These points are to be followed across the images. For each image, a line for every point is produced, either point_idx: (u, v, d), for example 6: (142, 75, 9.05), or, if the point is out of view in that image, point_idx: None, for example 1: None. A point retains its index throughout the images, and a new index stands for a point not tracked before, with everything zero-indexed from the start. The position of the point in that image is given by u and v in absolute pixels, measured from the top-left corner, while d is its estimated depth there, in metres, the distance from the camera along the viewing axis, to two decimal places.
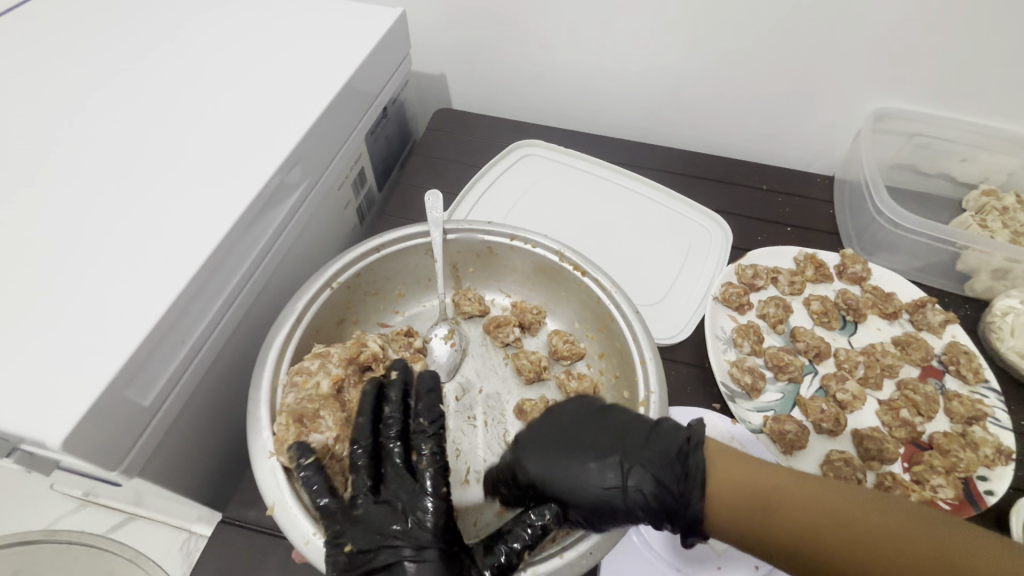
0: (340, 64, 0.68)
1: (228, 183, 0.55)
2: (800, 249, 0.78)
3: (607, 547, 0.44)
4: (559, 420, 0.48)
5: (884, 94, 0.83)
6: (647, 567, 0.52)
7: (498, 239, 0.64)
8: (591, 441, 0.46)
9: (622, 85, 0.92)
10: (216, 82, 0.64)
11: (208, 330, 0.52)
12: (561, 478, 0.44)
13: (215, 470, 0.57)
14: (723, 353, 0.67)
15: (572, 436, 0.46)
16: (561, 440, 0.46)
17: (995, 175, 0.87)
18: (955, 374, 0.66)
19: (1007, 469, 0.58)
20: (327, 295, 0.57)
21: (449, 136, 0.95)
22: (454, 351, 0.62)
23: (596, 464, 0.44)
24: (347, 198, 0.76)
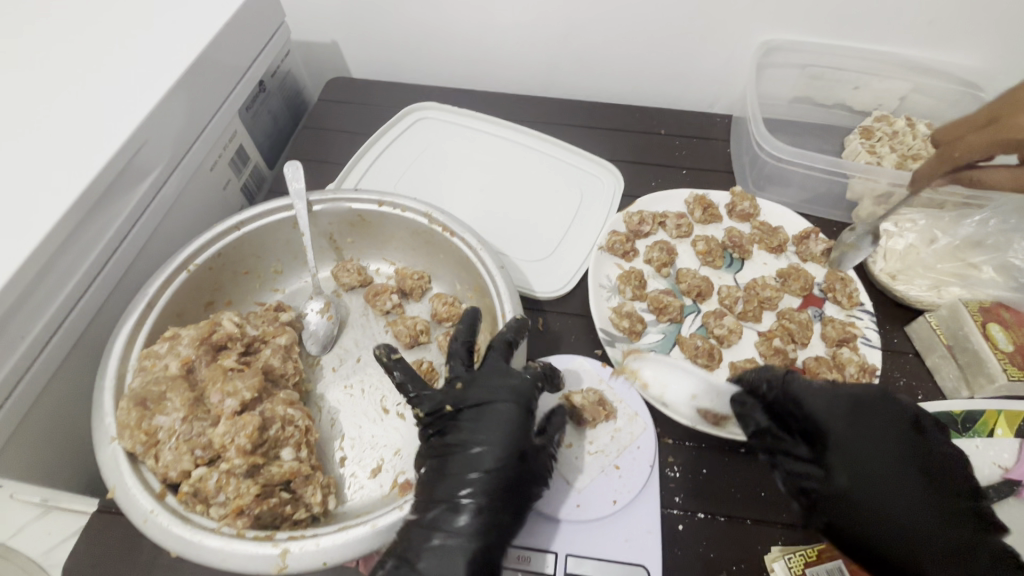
0: (192, 34, 0.64)
1: (61, 169, 0.52)
2: (691, 190, 0.77)
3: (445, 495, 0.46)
4: (880, 462, 0.45)
5: (773, 25, 0.81)
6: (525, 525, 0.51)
7: (366, 205, 0.64)
8: (877, 460, 0.45)
9: (513, 40, 0.90)
10: (49, 61, 0.60)
11: (52, 324, 0.51)
12: (862, 465, 0.45)
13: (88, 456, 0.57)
14: (606, 301, 0.67)
15: (873, 458, 0.45)
16: (870, 463, 0.45)
17: (888, 101, 0.86)
18: (834, 301, 0.68)
19: (870, 385, 0.60)
20: (183, 278, 0.57)
21: (345, 106, 0.93)
22: (331, 323, 0.62)
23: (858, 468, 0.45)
24: (225, 177, 0.74)
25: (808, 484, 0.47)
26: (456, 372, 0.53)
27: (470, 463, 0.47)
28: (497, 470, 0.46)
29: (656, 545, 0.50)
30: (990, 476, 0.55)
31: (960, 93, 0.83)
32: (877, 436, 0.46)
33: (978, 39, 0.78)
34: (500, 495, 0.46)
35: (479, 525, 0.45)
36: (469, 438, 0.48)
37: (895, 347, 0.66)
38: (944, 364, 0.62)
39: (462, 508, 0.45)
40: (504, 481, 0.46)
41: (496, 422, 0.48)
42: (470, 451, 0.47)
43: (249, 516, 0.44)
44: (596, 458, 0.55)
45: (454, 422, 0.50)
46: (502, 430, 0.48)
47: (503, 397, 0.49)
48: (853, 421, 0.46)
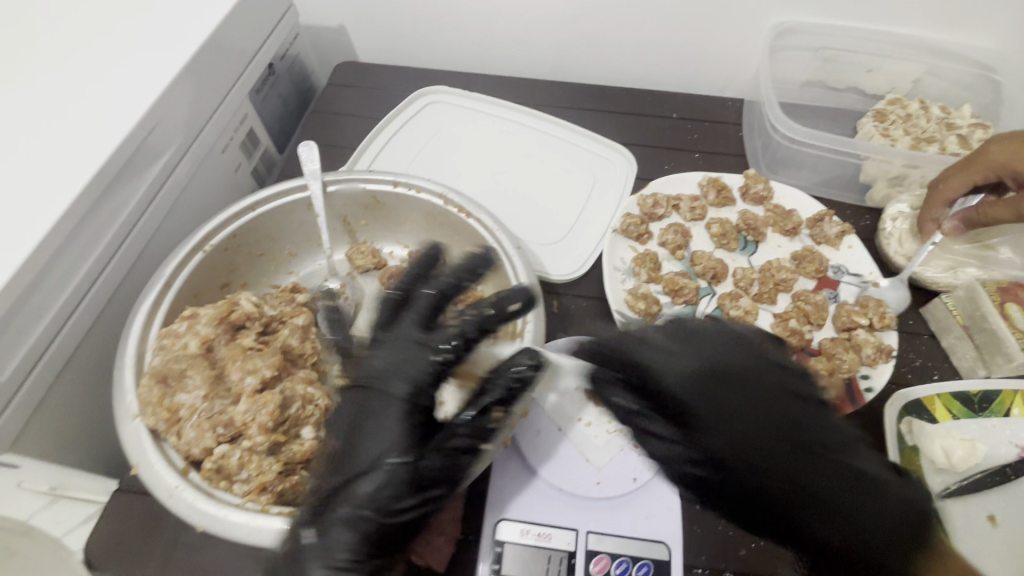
0: (201, 16, 0.63)
1: (76, 149, 0.52)
2: (704, 173, 0.77)
3: (470, 473, 0.46)
4: (766, 423, 0.42)
5: (786, 6, 0.80)
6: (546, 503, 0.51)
7: (381, 186, 0.64)
8: (755, 421, 0.42)
9: (523, 23, 0.89)
10: (57, 41, 0.59)
11: (70, 303, 0.51)
12: (726, 431, 0.42)
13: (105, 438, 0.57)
14: (621, 283, 0.67)
15: (745, 420, 0.42)
16: (755, 428, 0.42)
17: (901, 84, 0.86)
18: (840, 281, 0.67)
19: (887, 366, 0.60)
20: (199, 259, 0.57)
21: (353, 91, 0.92)
22: (347, 304, 0.63)
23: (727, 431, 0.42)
24: (236, 160, 0.74)
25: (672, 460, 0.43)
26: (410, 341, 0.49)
27: (372, 448, 0.45)
28: (382, 459, 0.44)
29: (677, 522, 0.50)
30: (1007, 455, 0.55)
31: (974, 75, 0.82)
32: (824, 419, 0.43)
33: (993, 20, 0.78)
34: (394, 482, 0.43)
35: (370, 517, 0.42)
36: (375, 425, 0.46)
37: (911, 328, 0.65)
38: (960, 345, 0.62)
39: (365, 478, 0.43)
40: (396, 474, 0.44)
41: (382, 410, 0.46)
42: (357, 444, 0.45)
43: (273, 492, 0.45)
44: (616, 437, 0.54)
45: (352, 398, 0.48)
46: (393, 417, 0.46)
47: (392, 384, 0.47)
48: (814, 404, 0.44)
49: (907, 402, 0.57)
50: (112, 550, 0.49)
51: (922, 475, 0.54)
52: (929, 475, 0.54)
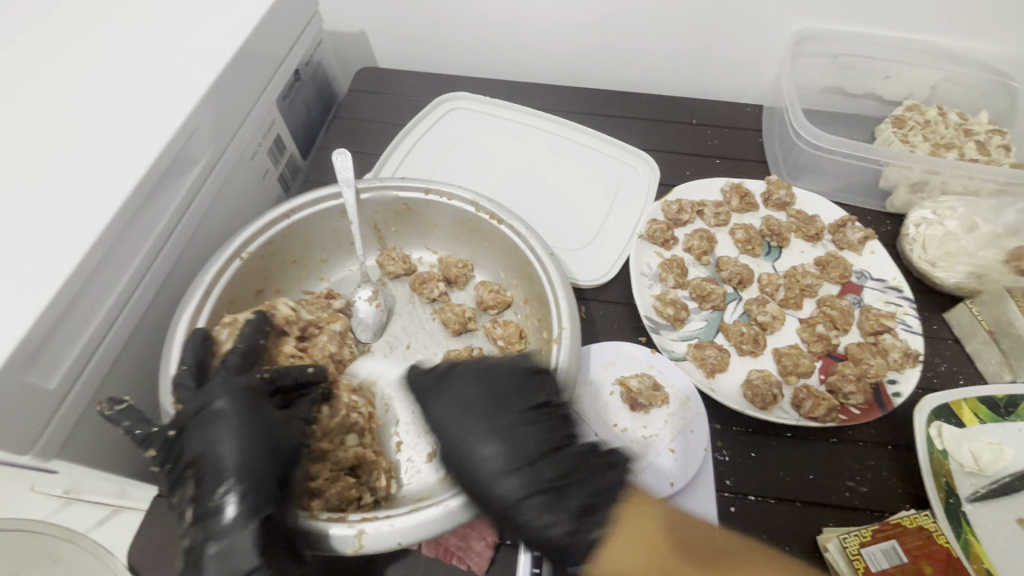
0: (233, 24, 0.64)
1: (117, 157, 0.52)
2: (727, 179, 0.78)
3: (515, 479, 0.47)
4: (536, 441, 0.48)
5: (807, 13, 0.81)
6: None
7: (413, 194, 0.64)
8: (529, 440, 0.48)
9: (543, 29, 0.90)
10: (92, 50, 0.60)
11: (113, 311, 0.51)
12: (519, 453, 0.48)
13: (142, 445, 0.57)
14: (648, 289, 0.68)
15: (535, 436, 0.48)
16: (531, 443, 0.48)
17: (919, 90, 0.87)
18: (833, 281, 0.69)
19: (914, 370, 0.61)
20: (236, 265, 0.57)
21: (374, 96, 0.93)
22: (380, 311, 0.62)
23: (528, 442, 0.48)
24: (264, 166, 0.74)
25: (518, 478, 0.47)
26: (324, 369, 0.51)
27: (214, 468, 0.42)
28: (235, 464, 0.42)
29: (712, 524, 0.52)
30: None
31: (991, 82, 0.83)
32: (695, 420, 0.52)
33: (1011, 28, 0.79)
34: (259, 484, 0.42)
35: (247, 518, 0.41)
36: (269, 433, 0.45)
37: (936, 333, 0.66)
38: (985, 349, 0.62)
39: (223, 504, 0.41)
40: (248, 480, 0.42)
41: (224, 418, 0.44)
42: (206, 452, 0.43)
43: (321, 497, 0.47)
44: (651, 441, 0.56)
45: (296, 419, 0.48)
46: (236, 421, 0.44)
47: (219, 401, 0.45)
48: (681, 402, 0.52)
49: (934, 407, 0.57)
50: (156, 554, 0.50)
51: (951, 479, 0.55)
52: (959, 479, 0.55)
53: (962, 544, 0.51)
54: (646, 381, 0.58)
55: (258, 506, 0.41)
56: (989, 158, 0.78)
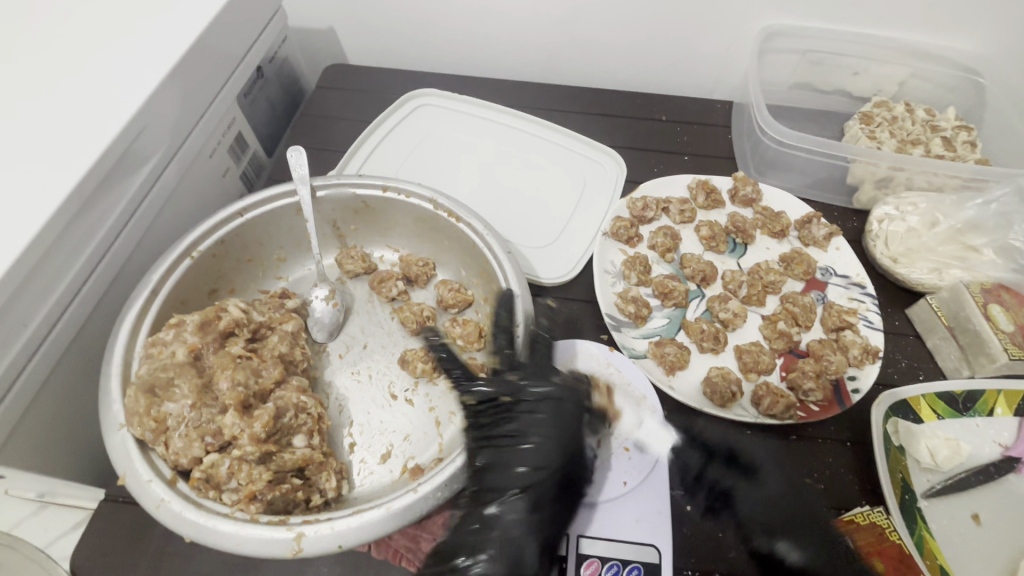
0: (188, 18, 0.62)
1: (60, 153, 0.51)
2: (694, 176, 0.78)
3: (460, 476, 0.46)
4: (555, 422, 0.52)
5: (775, 8, 0.81)
6: None
7: (370, 191, 0.64)
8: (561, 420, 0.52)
9: (512, 25, 0.89)
10: (41, 46, 0.58)
11: (55, 310, 0.50)
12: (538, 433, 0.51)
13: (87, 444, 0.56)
14: (611, 287, 0.67)
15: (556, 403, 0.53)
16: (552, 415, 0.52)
17: (888, 87, 0.87)
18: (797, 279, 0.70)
19: (874, 367, 0.61)
20: (187, 264, 0.56)
21: (342, 93, 0.92)
22: (336, 310, 0.62)
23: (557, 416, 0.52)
24: (224, 164, 0.73)
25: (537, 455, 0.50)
26: (502, 368, 0.56)
27: (512, 477, 0.49)
28: (555, 466, 0.49)
29: (666, 525, 0.50)
30: (991, 454, 0.56)
31: (959, 78, 0.83)
32: (801, 507, 0.50)
33: (977, 24, 0.79)
34: (546, 495, 0.48)
35: (527, 530, 0.47)
36: (506, 449, 0.51)
37: (898, 329, 0.66)
38: (945, 346, 0.62)
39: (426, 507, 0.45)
40: (548, 491, 0.48)
41: (545, 427, 0.51)
42: (523, 470, 0.49)
43: (262, 501, 0.44)
44: (607, 440, 0.55)
45: (501, 432, 0.52)
46: (550, 438, 0.51)
47: (543, 405, 0.52)
48: (788, 487, 0.52)
49: (892, 403, 0.57)
50: (97, 559, 0.48)
51: (907, 475, 0.54)
52: (916, 474, 0.55)
53: (917, 541, 0.50)
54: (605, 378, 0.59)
55: (539, 511, 0.48)
56: (955, 155, 0.78)
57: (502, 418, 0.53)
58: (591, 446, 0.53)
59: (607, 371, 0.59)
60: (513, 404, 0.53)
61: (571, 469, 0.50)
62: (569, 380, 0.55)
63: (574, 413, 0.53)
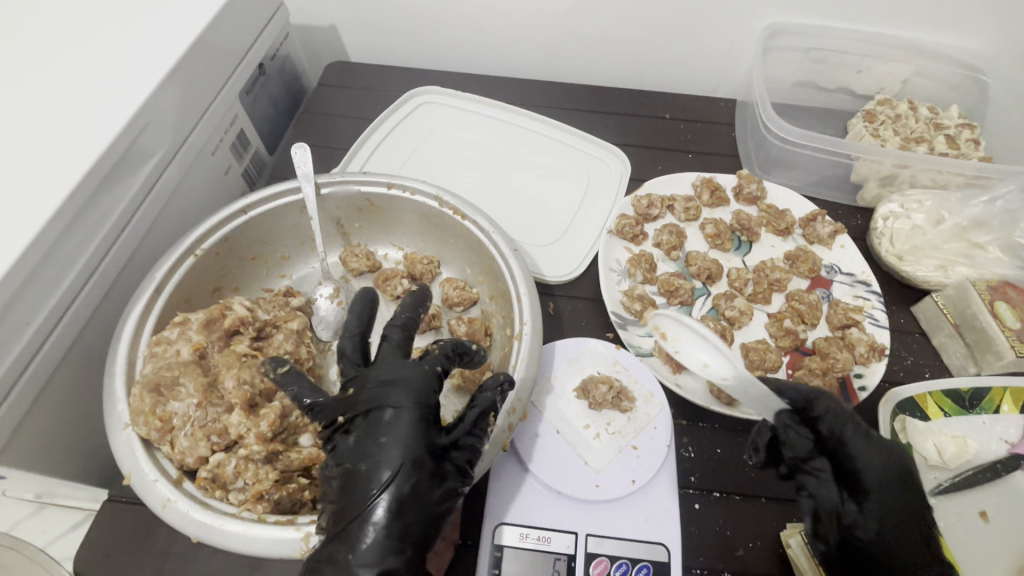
0: (190, 15, 0.62)
1: (61, 151, 0.50)
2: (698, 174, 0.77)
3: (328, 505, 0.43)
4: (387, 427, 0.44)
5: (778, 6, 0.81)
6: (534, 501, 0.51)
7: (375, 189, 0.63)
8: (396, 425, 0.44)
9: (515, 23, 0.89)
10: (42, 44, 0.58)
11: (58, 309, 0.50)
12: (371, 443, 0.44)
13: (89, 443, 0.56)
14: (616, 285, 0.67)
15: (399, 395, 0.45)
16: (389, 418, 0.45)
17: (891, 85, 0.87)
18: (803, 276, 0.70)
19: (880, 364, 0.61)
20: (190, 262, 0.56)
21: (344, 91, 0.91)
22: (341, 309, 0.61)
23: (399, 416, 0.45)
24: (226, 162, 0.73)
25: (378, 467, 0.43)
26: (348, 375, 0.48)
27: (364, 480, 0.43)
28: (399, 474, 0.42)
29: (675, 525, 0.50)
30: (998, 451, 0.55)
31: (962, 76, 0.83)
32: (908, 509, 0.45)
33: (980, 22, 0.79)
34: (402, 496, 0.42)
35: (383, 535, 0.41)
36: (358, 452, 0.44)
37: (903, 327, 0.66)
38: (951, 343, 0.62)
39: (361, 532, 0.41)
40: (405, 492, 0.42)
41: (396, 426, 0.44)
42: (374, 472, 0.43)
43: (269, 500, 0.44)
44: (615, 437, 0.54)
45: (348, 437, 0.45)
46: (396, 441, 0.44)
47: (394, 400, 0.45)
48: (896, 487, 0.46)
49: (900, 401, 0.58)
50: (101, 561, 0.48)
51: (916, 473, 0.55)
52: (923, 473, 0.55)
53: None
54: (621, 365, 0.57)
55: (396, 515, 0.42)
56: (958, 153, 0.78)
57: (342, 433, 0.46)
58: (445, 448, 0.45)
59: (614, 370, 0.59)
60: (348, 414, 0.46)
61: (428, 467, 0.44)
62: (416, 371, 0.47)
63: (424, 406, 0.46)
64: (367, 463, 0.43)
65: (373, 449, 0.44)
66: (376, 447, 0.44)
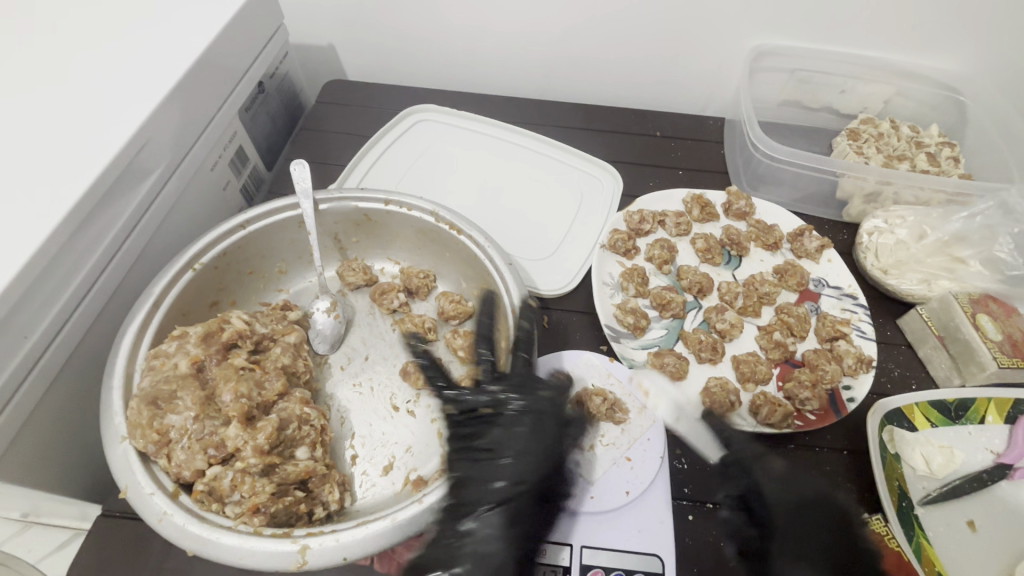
0: (191, 35, 0.63)
1: (65, 166, 0.51)
2: (688, 190, 0.79)
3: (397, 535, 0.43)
4: (530, 435, 0.52)
5: (764, 29, 0.84)
6: None
7: (373, 204, 0.64)
8: (536, 435, 0.52)
9: (510, 44, 0.91)
10: (43, 63, 0.59)
11: (56, 322, 0.50)
12: (507, 445, 0.51)
13: (80, 458, 0.56)
14: (609, 298, 0.68)
15: (539, 408, 0.53)
16: (530, 429, 0.52)
17: (873, 104, 0.89)
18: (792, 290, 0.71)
19: (867, 376, 0.62)
20: (189, 276, 0.56)
21: (342, 108, 0.93)
22: (338, 322, 0.62)
23: (534, 426, 0.53)
24: (225, 178, 0.73)
25: (511, 465, 0.50)
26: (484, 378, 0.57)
27: (495, 476, 0.50)
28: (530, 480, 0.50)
29: (669, 536, 0.50)
30: (984, 461, 0.57)
31: (941, 96, 0.86)
32: (812, 533, 0.48)
33: (957, 46, 0.82)
34: (524, 512, 0.49)
35: (503, 536, 0.47)
36: (494, 450, 0.51)
37: (890, 339, 0.68)
38: (936, 355, 0.64)
39: (475, 527, 0.47)
40: (531, 496, 0.50)
41: (533, 434, 0.52)
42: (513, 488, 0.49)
43: (266, 514, 0.44)
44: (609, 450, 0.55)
45: (488, 434, 0.53)
46: (535, 449, 0.51)
47: (534, 413, 0.53)
48: (796, 513, 0.49)
49: (887, 411, 0.58)
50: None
51: (904, 483, 0.55)
52: (912, 482, 0.56)
53: (915, 547, 0.51)
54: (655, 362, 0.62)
55: (517, 527, 0.48)
56: (939, 170, 0.81)
57: (476, 430, 0.54)
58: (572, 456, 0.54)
59: (608, 382, 0.60)
60: (490, 415, 0.54)
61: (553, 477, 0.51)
62: (552, 391, 0.55)
63: (557, 433, 0.53)
64: (503, 460, 0.50)
65: (509, 449, 0.51)
66: (512, 448, 0.51)
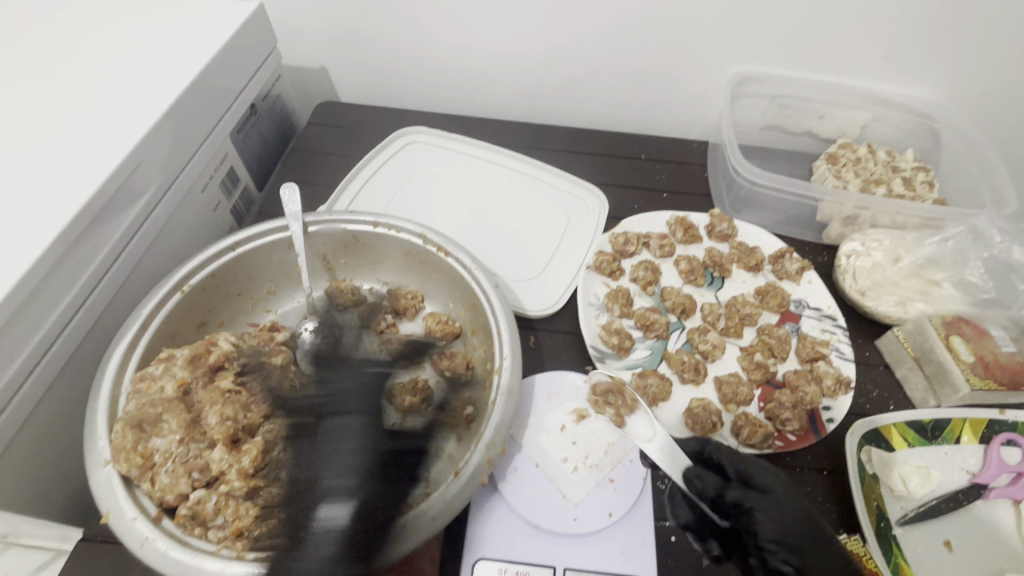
0: (185, 60, 0.65)
1: (57, 188, 0.52)
2: (672, 213, 0.81)
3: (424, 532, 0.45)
4: (335, 447, 0.52)
5: (745, 58, 0.86)
6: (504, 534, 0.52)
7: (361, 227, 0.66)
8: (344, 448, 0.52)
9: (499, 68, 0.93)
10: (39, 86, 0.60)
11: (43, 344, 0.50)
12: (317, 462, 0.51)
13: (63, 480, 0.55)
14: (595, 319, 0.69)
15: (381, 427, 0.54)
16: (339, 441, 0.52)
17: (851, 129, 0.92)
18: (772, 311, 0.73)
19: (846, 397, 0.63)
20: (177, 298, 0.57)
21: (333, 129, 0.94)
22: (325, 343, 0.63)
23: (358, 441, 0.53)
24: (215, 198, 0.74)
25: (330, 479, 0.50)
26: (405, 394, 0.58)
27: (316, 493, 0.49)
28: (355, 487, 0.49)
29: (653, 556, 0.51)
30: (960, 481, 0.58)
31: (915, 123, 0.89)
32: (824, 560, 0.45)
33: (930, 75, 0.85)
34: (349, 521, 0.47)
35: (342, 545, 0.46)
36: (305, 468, 0.50)
37: (869, 360, 0.69)
38: (913, 376, 0.65)
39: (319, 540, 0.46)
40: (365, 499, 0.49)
41: (344, 442, 0.52)
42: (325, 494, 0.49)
43: (249, 537, 0.45)
44: (592, 471, 0.56)
45: (394, 446, 0.53)
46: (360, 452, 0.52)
47: (352, 419, 0.54)
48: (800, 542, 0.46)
49: (865, 432, 0.59)
50: None
51: (882, 504, 0.56)
52: (890, 502, 0.57)
53: (894, 568, 0.52)
54: (606, 382, 0.61)
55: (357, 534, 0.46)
56: (914, 194, 0.83)
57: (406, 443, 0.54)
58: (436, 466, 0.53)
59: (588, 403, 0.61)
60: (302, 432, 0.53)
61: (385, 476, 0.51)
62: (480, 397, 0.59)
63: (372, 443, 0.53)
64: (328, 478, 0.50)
65: (382, 460, 0.52)
66: (341, 465, 0.51)
